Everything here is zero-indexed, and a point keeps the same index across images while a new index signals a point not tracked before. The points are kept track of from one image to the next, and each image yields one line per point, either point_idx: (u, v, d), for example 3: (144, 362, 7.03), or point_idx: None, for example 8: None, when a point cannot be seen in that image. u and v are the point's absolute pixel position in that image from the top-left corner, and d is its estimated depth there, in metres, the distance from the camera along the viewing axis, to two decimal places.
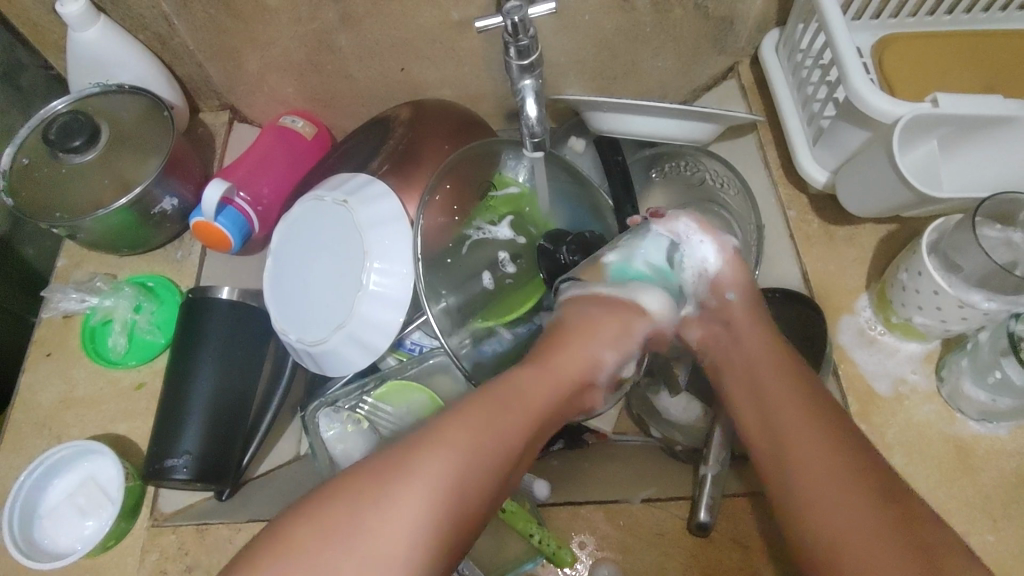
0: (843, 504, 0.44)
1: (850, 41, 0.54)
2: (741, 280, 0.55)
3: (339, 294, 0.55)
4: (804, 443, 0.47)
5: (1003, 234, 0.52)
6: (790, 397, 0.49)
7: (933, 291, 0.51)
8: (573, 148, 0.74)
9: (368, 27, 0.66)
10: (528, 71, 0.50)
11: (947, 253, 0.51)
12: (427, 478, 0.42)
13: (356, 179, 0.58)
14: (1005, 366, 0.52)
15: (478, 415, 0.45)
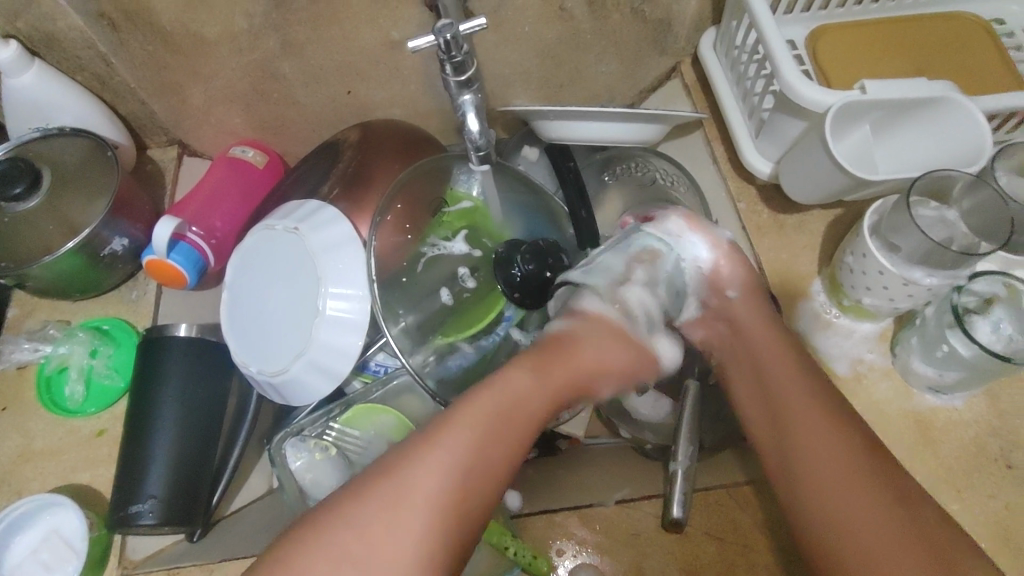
0: (852, 493, 0.44)
1: (780, 37, 0.55)
2: (741, 275, 0.57)
3: (296, 324, 0.54)
4: (809, 433, 0.47)
5: (938, 212, 0.54)
6: (796, 392, 0.50)
7: (879, 271, 0.53)
8: (526, 157, 0.76)
9: (311, 52, 0.66)
10: (466, 86, 0.50)
11: (887, 234, 0.53)
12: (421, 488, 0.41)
13: (308, 205, 0.57)
14: (951, 339, 0.53)
15: (469, 414, 0.45)
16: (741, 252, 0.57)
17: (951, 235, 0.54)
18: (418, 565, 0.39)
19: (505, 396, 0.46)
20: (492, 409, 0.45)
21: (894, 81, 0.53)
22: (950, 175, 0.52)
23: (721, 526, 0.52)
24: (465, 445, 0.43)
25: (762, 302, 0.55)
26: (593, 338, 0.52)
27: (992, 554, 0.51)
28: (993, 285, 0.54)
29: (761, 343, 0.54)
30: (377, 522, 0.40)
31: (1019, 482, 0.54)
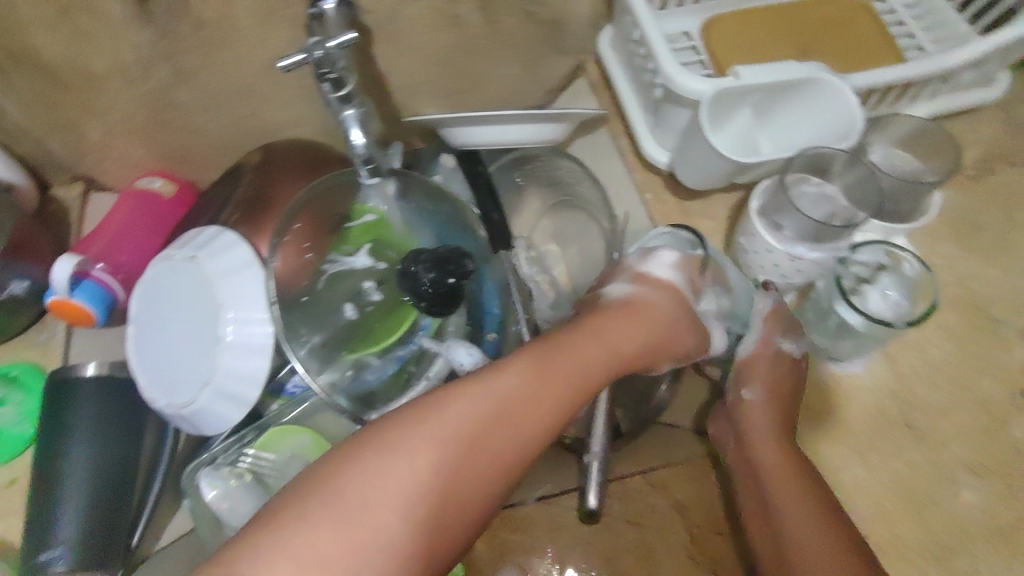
0: (803, 510, 0.48)
1: (658, 32, 0.57)
2: (765, 379, 0.56)
3: (199, 353, 0.54)
4: (767, 456, 0.52)
5: (820, 188, 0.58)
6: (773, 458, 0.52)
7: (767, 249, 0.55)
8: (445, 165, 0.75)
9: (205, 79, 0.66)
10: (346, 101, 0.49)
11: (772, 215, 0.55)
12: (461, 419, 0.40)
13: (207, 231, 0.57)
14: (840, 311, 0.56)
15: (457, 403, 0.41)
16: (778, 364, 0.56)
17: (834, 210, 0.58)
18: (427, 492, 0.38)
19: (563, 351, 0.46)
20: (485, 404, 0.41)
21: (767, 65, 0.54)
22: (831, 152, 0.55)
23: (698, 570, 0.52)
24: (513, 388, 0.42)
25: (782, 392, 0.55)
26: (664, 307, 0.54)
27: (895, 512, 0.54)
28: (878, 256, 0.56)
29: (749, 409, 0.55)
30: (368, 482, 0.37)
31: (918, 441, 0.56)
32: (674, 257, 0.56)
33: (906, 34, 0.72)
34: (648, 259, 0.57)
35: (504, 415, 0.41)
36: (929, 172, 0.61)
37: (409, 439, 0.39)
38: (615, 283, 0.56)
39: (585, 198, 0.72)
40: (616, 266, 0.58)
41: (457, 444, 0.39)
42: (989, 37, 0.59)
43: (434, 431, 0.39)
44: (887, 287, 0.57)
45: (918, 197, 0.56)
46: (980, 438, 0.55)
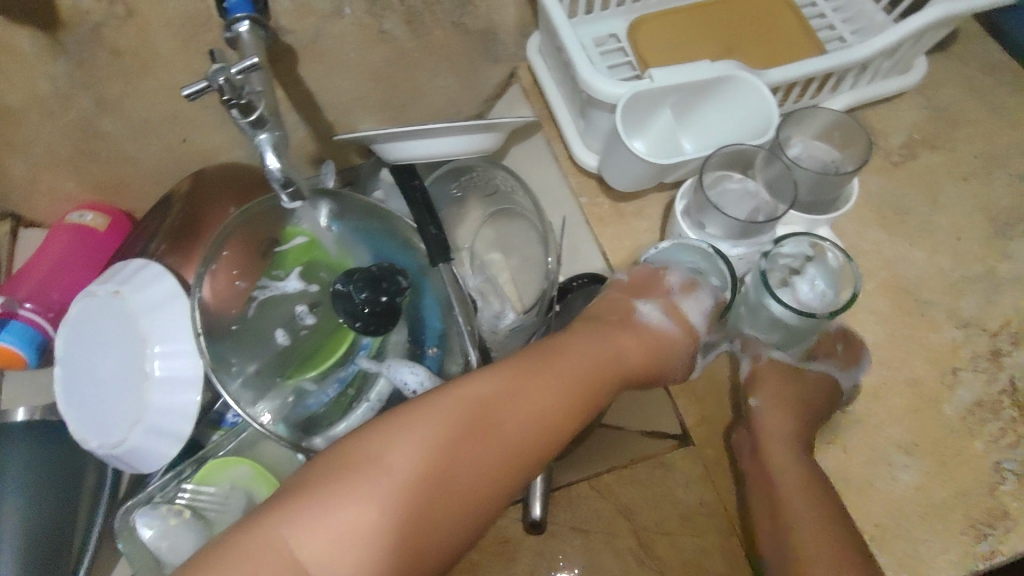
0: (819, 517, 0.47)
1: (574, 38, 0.57)
2: (781, 394, 0.55)
3: (127, 391, 0.52)
4: (786, 458, 0.51)
5: (742, 184, 0.59)
6: (792, 460, 0.51)
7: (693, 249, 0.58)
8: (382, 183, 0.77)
9: (129, 107, 0.65)
10: (258, 125, 0.48)
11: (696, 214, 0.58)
12: (461, 417, 0.42)
13: (130, 265, 0.55)
14: (769, 304, 0.53)
15: (472, 401, 0.43)
16: (803, 386, 0.55)
17: (757, 206, 0.58)
18: (423, 485, 0.40)
19: (567, 355, 0.48)
20: (501, 404, 0.44)
21: (681, 66, 0.55)
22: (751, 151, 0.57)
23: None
24: (512, 390, 0.44)
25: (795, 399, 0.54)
26: (679, 329, 0.54)
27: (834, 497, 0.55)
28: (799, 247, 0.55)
29: (765, 416, 0.53)
30: (367, 474, 0.39)
31: (854, 426, 0.57)
32: (707, 304, 0.55)
33: (825, 25, 0.73)
34: (688, 293, 0.55)
35: (503, 415, 0.43)
36: (848, 160, 0.63)
37: (427, 434, 0.41)
38: (648, 302, 0.55)
39: (523, 206, 0.73)
40: (661, 274, 0.56)
41: (456, 441, 0.41)
42: (903, 23, 0.60)
43: (453, 428, 0.42)
44: (812, 277, 0.56)
45: (838, 184, 0.57)
46: (912, 418, 0.57)
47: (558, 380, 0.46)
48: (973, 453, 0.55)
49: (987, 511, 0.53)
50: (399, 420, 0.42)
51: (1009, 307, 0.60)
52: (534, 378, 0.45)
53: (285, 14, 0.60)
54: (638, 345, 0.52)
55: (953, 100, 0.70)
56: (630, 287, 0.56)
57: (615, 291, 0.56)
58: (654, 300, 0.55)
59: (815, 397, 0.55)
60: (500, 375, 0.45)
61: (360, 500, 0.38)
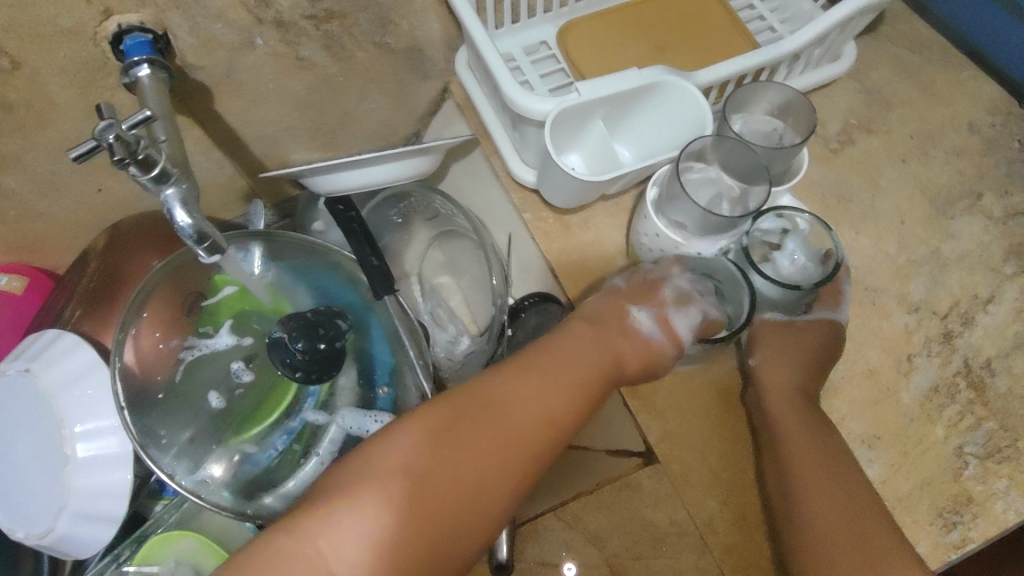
0: (824, 493, 0.47)
1: (495, 55, 0.56)
2: (780, 358, 0.55)
3: (52, 475, 0.49)
4: (791, 435, 0.50)
5: (703, 172, 0.56)
6: (798, 433, 0.50)
7: (675, 246, 0.54)
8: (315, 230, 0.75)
9: (33, 161, 0.60)
10: (162, 181, 0.45)
11: (668, 212, 0.54)
12: (462, 415, 0.43)
13: (43, 337, 0.52)
14: (756, 279, 0.55)
15: (470, 401, 0.43)
16: (804, 340, 0.55)
17: (720, 191, 0.56)
18: (425, 487, 0.40)
19: (554, 353, 0.48)
20: (514, 411, 0.44)
21: (607, 77, 0.54)
22: (700, 141, 0.53)
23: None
24: (506, 387, 0.45)
25: (793, 352, 0.54)
26: (664, 344, 0.53)
27: None
28: (775, 221, 0.56)
29: (766, 372, 0.54)
30: (369, 479, 0.39)
31: None
32: (695, 319, 0.54)
33: (754, 16, 0.72)
34: (680, 305, 0.54)
35: (501, 413, 0.43)
36: (791, 130, 0.62)
37: (442, 440, 0.41)
38: (641, 308, 0.54)
39: (462, 227, 0.71)
40: (657, 284, 0.55)
41: (456, 438, 0.42)
42: (828, 13, 0.59)
43: (452, 429, 0.42)
44: (792, 251, 0.57)
45: (788, 156, 0.56)
46: (872, 410, 0.56)
47: (563, 383, 0.46)
48: (935, 440, 0.55)
49: (954, 498, 0.53)
50: (410, 427, 0.42)
51: (957, 287, 0.60)
52: (541, 380, 0.46)
53: (191, 52, 0.57)
54: (624, 347, 0.51)
55: (886, 83, 0.70)
56: (626, 293, 0.54)
57: (614, 295, 0.55)
58: (648, 308, 0.54)
59: (814, 349, 0.54)
60: (505, 377, 0.45)
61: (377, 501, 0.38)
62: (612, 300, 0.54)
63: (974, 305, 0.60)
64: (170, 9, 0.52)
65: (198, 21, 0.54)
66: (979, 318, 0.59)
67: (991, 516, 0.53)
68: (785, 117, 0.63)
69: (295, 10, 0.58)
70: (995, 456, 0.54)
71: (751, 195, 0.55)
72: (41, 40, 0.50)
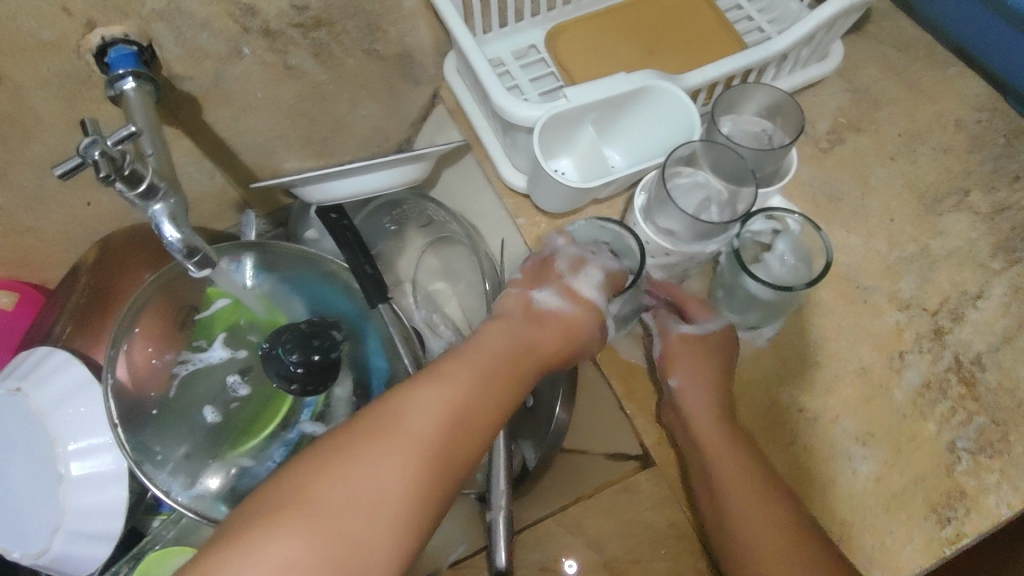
0: (753, 507, 0.48)
1: (484, 61, 0.56)
2: (691, 360, 0.55)
3: (48, 492, 0.49)
4: (716, 452, 0.51)
5: (692, 177, 0.56)
6: (717, 445, 0.51)
7: (665, 251, 0.55)
8: (311, 239, 0.75)
9: (18, 175, 0.59)
10: (150, 196, 0.45)
11: (657, 218, 0.54)
12: (403, 426, 0.40)
13: (35, 354, 0.51)
14: (747, 282, 0.55)
15: (409, 412, 0.41)
16: (716, 341, 0.55)
17: (709, 196, 0.56)
18: (374, 513, 0.37)
19: (487, 350, 0.45)
20: (435, 420, 0.41)
21: (595, 83, 0.54)
22: (688, 146, 0.54)
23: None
24: (445, 391, 0.42)
25: (707, 365, 0.54)
26: (580, 315, 0.50)
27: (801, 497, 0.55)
28: (765, 223, 0.56)
29: (687, 392, 0.54)
30: (314, 516, 0.37)
31: (811, 424, 0.57)
32: (597, 276, 0.52)
33: (742, 16, 0.72)
34: (577, 272, 0.52)
35: (442, 416, 0.41)
36: (781, 130, 0.62)
37: (362, 465, 0.38)
38: (542, 290, 0.51)
39: (455, 234, 0.71)
40: (551, 264, 0.53)
41: (400, 454, 0.39)
42: (813, 13, 0.59)
43: (393, 447, 0.39)
44: (781, 251, 0.57)
45: (778, 157, 0.56)
46: (865, 408, 0.57)
47: (480, 382, 0.43)
48: (927, 436, 0.56)
49: (947, 493, 0.54)
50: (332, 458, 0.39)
51: (946, 284, 0.61)
52: (458, 380, 0.43)
53: (178, 63, 0.56)
54: (547, 331, 0.48)
55: (872, 81, 0.70)
56: (526, 281, 0.53)
57: (514, 288, 0.52)
58: (548, 286, 0.51)
59: (720, 351, 0.55)
60: (434, 386, 0.42)
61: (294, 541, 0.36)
62: (514, 292, 0.52)
63: (964, 301, 0.60)
64: (155, 20, 0.52)
65: (184, 31, 0.54)
66: (969, 314, 0.60)
67: (984, 511, 0.53)
68: (775, 118, 0.62)
69: (283, 19, 0.57)
70: (986, 451, 0.55)
71: (740, 196, 0.55)
72: (26, 54, 0.50)
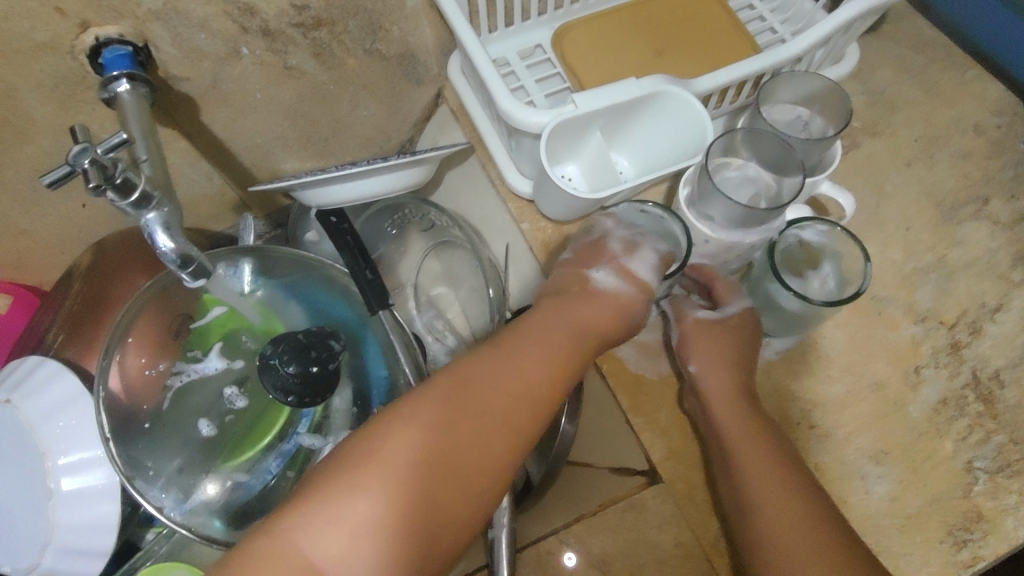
0: (778, 498, 0.46)
1: (488, 63, 0.54)
2: (710, 351, 0.53)
3: (36, 508, 0.48)
4: (739, 440, 0.49)
5: (741, 171, 0.55)
6: (739, 431, 0.49)
7: (704, 239, 0.53)
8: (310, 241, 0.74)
9: (11, 177, 0.58)
10: (141, 205, 0.43)
11: (699, 205, 0.52)
12: (457, 397, 0.42)
13: (23, 365, 0.50)
14: (776, 290, 0.54)
15: (462, 385, 0.43)
16: (741, 327, 0.53)
17: (757, 191, 0.54)
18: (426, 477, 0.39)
19: (539, 327, 0.46)
20: (480, 387, 0.43)
21: (603, 89, 0.52)
22: (728, 135, 0.53)
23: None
24: (497, 367, 0.44)
25: (729, 349, 0.52)
26: (636, 295, 0.50)
27: None
28: (816, 237, 0.54)
29: (708, 375, 0.52)
30: (370, 474, 0.38)
31: (824, 441, 0.55)
32: (653, 260, 0.50)
33: (755, 17, 0.70)
34: (632, 253, 0.51)
35: (493, 392, 0.43)
36: (821, 118, 0.61)
37: (415, 429, 0.40)
38: (599, 269, 0.51)
39: (456, 238, 0.70)
40: (603, 242, 0.52)
41: (452, 423, 0.41)
42: (832, 15, 0.57)
43: (444, 416, 0.41)
44: (824, 272, 0.56)
45: (824, 146, 0.54)
46: (879, 425, 0.55)
47: (529, 353, 0.45)
48: (944, 455, 0.54)
49: (964, 514, 0.52)
50: (389, 422, 0.41)
51: (964, 296, 0.59)
52: (507, 356, 0.44)
53: (174, 64, 0.54)
54: (600, 306, 0.49)
55: (888, 84, 0.68)
56: (580, 259, 0.52)
57: (568, 266, 0.52)
58: (604, 266, 0.51)
59: (745, 338, 0.53)
60: (484, 361, 0.44)
61: (356, 498, 0.38)
62: (569, 270, 0.52)
63: (982, 314, 0.58)
64: (151, 21, 0.50)
65: (180, 32, 0.52)
66: (988, 327, 0.58)
67: (1003, 534, 0.51)
68: (810, 105, 0.61)
69: (282, 18, 0.56)
70: (1005, 471, 0.53)
71: (788, 188, 0.53)
72: (17, 55, 0.48)
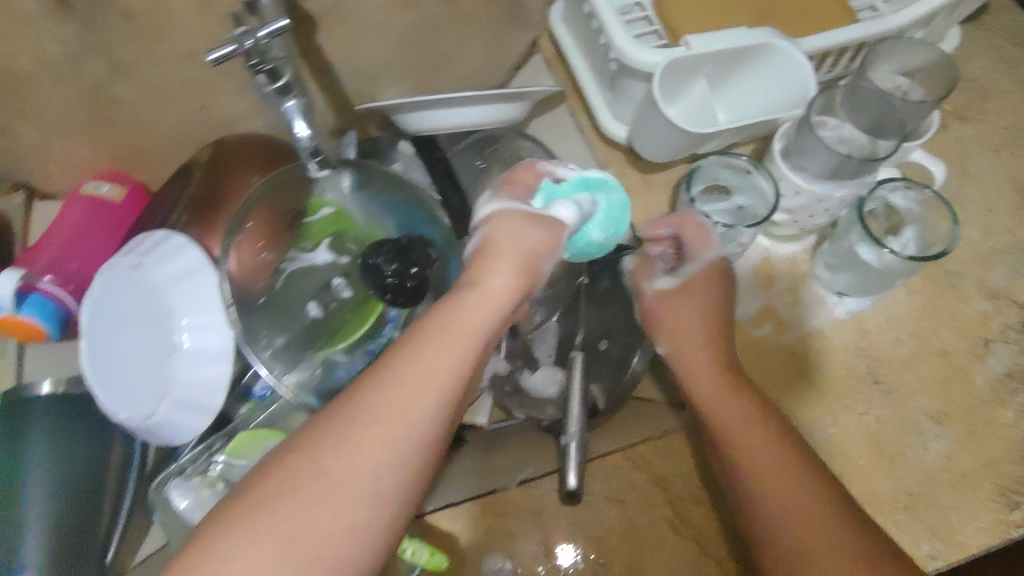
0: (788, 491, 0.47)
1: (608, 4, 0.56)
2: (689, 311, 0.56)
3: (158, 362, 0.53)
4: (736, 431, 0.50)
5: (837, 130, 0.56)
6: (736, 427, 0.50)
7: (795, 191, 0.55)
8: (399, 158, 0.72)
9: (144, 71, 0.59)
10: (284, 93, 0.48)
11: (794, 158, 0.55)
12: (373, 403, 0.39)
13: (153, 237, 0.55)
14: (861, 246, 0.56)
15: (379, 388, 0.39)
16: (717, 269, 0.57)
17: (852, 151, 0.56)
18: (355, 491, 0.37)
19: (443, 316, 0.43)
20: (394, 386, 0.40)
21: (716, 34, 0.55)
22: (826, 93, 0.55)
23: (690, 560, 0.55)
24: (411, 362, 0.40)
25: (711, 328, 0.55)
26: (502, 237, 0.47)
27: (867, 467, 0.55)
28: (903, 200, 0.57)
29: (684, 357, 0.55)
30: (300, 498, 0.36)
31: (887, 397, 0.57)
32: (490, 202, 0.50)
33: None
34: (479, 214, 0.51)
35: (414, 387, 0.40)
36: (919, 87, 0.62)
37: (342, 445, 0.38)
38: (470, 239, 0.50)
39: None
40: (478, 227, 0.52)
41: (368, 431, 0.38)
42: None
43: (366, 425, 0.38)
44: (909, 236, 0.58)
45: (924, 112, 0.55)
46: (941, 387, 0.57)
47: (434, 345, 0.41)
48: (1003, 423, 0.56)
49: (1018, 479, 0.54)
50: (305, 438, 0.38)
51: None
52: (417, 349, 0.41)
53: None
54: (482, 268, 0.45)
55: (982, 72, 0.69)
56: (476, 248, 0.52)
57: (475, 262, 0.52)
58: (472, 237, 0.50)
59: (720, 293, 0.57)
60: (395, 360, 0.41)
61: (282, 527, 0.36)
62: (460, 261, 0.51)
63: None
64: None
65: None
66: None
67: None
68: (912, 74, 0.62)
69: None
70: None
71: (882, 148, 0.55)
72: None
